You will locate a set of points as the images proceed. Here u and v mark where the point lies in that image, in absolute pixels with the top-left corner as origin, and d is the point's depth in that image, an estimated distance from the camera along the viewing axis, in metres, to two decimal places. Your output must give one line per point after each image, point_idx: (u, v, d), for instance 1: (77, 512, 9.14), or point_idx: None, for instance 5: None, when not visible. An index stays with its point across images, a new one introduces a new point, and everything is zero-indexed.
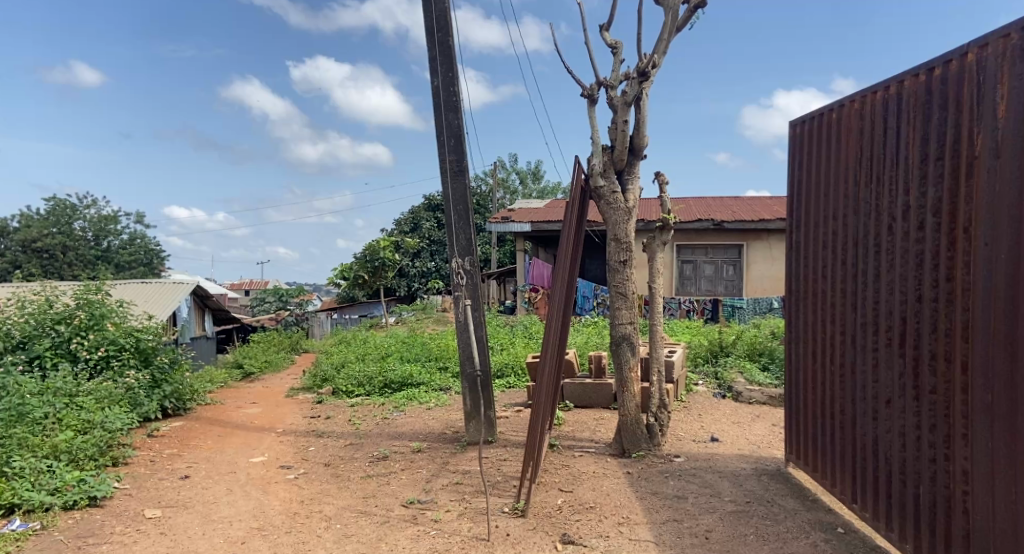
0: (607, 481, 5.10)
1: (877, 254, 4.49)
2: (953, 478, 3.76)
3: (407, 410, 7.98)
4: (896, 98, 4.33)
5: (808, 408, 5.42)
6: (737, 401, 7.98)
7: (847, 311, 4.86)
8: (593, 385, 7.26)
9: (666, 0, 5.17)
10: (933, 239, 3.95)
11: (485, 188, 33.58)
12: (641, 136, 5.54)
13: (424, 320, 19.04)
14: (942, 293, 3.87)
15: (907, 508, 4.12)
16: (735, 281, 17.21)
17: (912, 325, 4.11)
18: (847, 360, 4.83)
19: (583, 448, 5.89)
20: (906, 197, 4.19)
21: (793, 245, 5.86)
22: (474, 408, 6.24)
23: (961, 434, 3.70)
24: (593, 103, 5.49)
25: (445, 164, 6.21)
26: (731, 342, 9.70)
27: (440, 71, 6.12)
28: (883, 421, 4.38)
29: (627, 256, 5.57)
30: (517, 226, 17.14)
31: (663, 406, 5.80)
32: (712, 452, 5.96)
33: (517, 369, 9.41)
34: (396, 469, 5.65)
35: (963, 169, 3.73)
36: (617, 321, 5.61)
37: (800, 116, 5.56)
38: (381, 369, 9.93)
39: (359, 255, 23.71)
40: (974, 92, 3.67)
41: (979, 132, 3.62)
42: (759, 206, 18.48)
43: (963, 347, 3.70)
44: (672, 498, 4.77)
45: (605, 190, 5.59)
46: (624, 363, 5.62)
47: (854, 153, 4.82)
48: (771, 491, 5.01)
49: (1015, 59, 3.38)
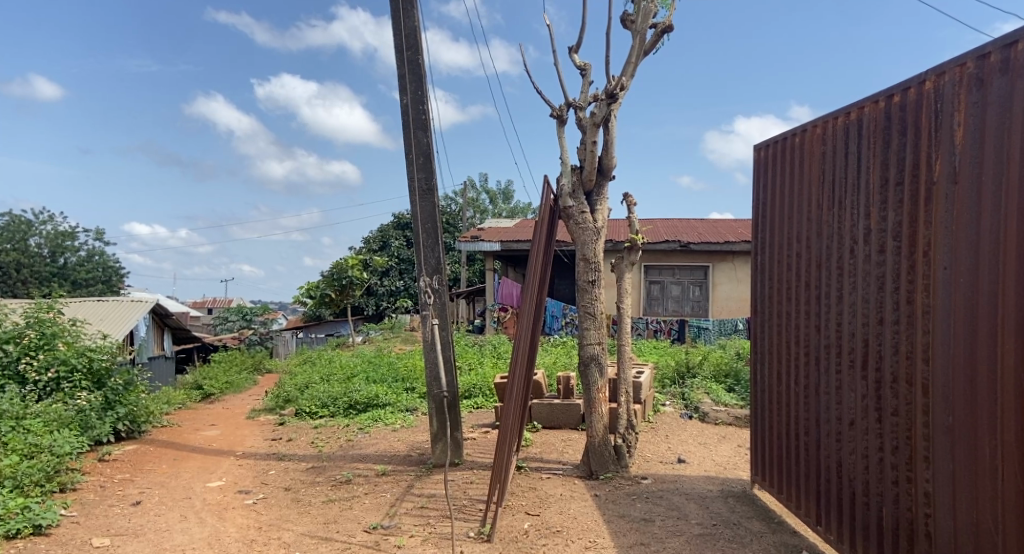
0: (575, 503, 5.04)
1: (840, 276, 4.55)
2: (915, 500, 3.79)
3: (371, 432, 7.85)
4: (858, 123, 4.42)
5: (773, 430, 5.43)
6: (704, 422, 8.02)
7: (811, 333, 4.90)
8: (562, 406, 7.22)
9: (634, 24, 5.22)
10: (894, 261, 4.02)
11: (456, 207, 33.67)
12: (610, 157, 5.56)
13: (393, 340, 18.87)
14: (902, 316, 3.93)
15: (870, 529, 4.14)
16: (702, 302, 17.34)
17: (874, 346, 4.17)
18: (812, 381, 4.86)
19: (551, 470, 5.82)
20: (868, 220, 4.27)
21: (758, 265, 5.92)
22: (441, 430, 6.14)
23: (923, 456, 3.74)
24: (562, 124, 5.49)
25: (413, 182, 6.16)
26: (698, 364, 9.74)
27: (410, 89, 6.11)
28: (847, 443, 4.41)
29: (596, 276, 5.56)
30: (487, 246, 17.13)
31: (631, 427, 5.78)
32: (679, 473, 5.95)
33: (485, 390, 9.34)
34: (359, 492, 5.53)
35: (922, 194, 3.81)
36: (585, 341, 5.57)
37: (764, 139, 5.63)
38: (346, 390, 9.78)
39: (326, 273, 23.39)
40: (930, 120, 3.76)
41: (936, 157, 3.72)
42: (725, 228, 18.72)
43: (923, 369, 3.76)
44: (638, 521, 4.73)
45: (574, 210, 5.59)
46: (593, 385, 5.57)
47: (816, 177, 4.90)
48: (737, 514, 5.00)
49: (972, 87, 3.49)
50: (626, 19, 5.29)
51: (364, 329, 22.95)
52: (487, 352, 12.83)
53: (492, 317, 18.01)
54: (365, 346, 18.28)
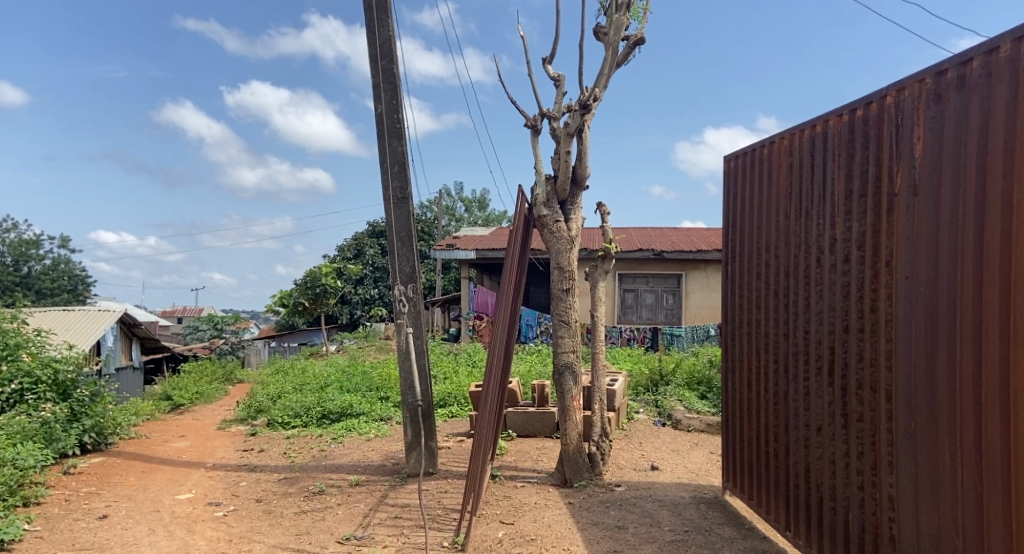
0: (548, 512, 5.03)
1: (807, 285, 4.67)
2: (880, 505, 3.91)
3: (345, 442, 7.79)
4: (822, 136, 4.57)
5: (744, 437, 5.49)
6: (677, 429, 8.07)
7: (779, 341, 5.01)
8: (536, 414, 7.23)
9: (606, 36, 5.28)
10: (858, 271, 4.17)
11: (430, 216, 33.71)
12: (584, 167, 5.57)
13: (367, 348, 18.78)
14: (867, 324, 4.07)
15: (836, 534, 4.24)
16: (675, 310, 17.53)
17: (840, 353, 4.30)
18: (780, 388, 4.95)
19: (526, 478, 5.80)
20: (833, 231, 4.41)
21: (728, 274, 6.00)
22: (416, 439, 6.09)
23: (887, 461, 3.87)
24: (536, 134, 5.49)
25: (388, 191, 6.13)
26: (671, 371, 9.80)
27: (384, 98, 6.09)
28: (814, 449, 4.51)
29: (570, 285, 5.56)
30: (462, 254, 17.17)
31: (605, 435, 5.79)
32: (652, 480, 5.98)
33: (461, 399, 9.32)
34: (332, 503, 5.47)
35: (884, 206, 3.96)
36: (560, 349, 5.54)
37: (734, 150, 5.73)
38: (320, 400, 9.70)
39: (299, 282, 23.16)
40: (892, 133, 3.93)
41: (898, 170, 3.88)
42: (697, 237, 18.98)
43: (887, 376, 3.90)
44: (612, 529, 4.74)
45: (548, 219, 5.56)
46: (567, 392, 5.55)
47: (783, 188, 5.01)
48: (709, 520, 5.03)
49: (929, 102, 3.65)
50: (598, 31, 5.34)
51: (338, 337, 22.72)
52: (463, 361, 12.78)
53: (468, 325, 17.94)
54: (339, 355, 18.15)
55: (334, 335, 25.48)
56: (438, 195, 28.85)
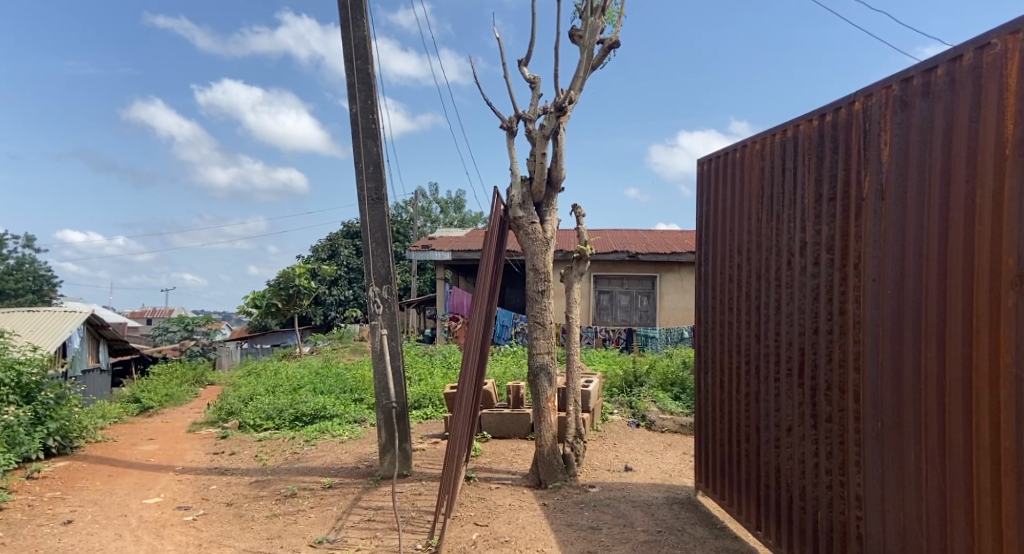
0: (523, 513, 5.03)
1: (778, 287, 4.73)
2: (848, 504, 3.98)
3: (318, 444, 7.71)
4: (793, 140, 4.64)
5: (716, 438, 5.55)
6: (651, 429, 8.13)
7: (750, 342, 5.07)
8: (512, 416, 7.23)
9: (581, 39, 5.31)
10: (827, 274, 4.24)
11: (405, 216, 33.56)
12: (559, 169, 5.59)
13: (341, 350, 18.64)
14: (836, 325, 4.14)
15: (806, 533, 4.30)
16: (649, 311, 17.66)
17: (809, 355, 4.36)
18: (752, 389, 5.01)
19: (500, 480, 5.80)
20: (804, 234, 4.48)
21: (701, 276, 6.05)
22: (389, 441, 6.05)
23: (854, 461, 3.94)
24: (512, 136, 5.50)
25: (363, 192, 6.09)
26: (645, 372, 9.88)
27: (359, 98, 6.05)
28: (785, 449, 4.57)
29: (545, 286, 5.57)
30: (438, 255, 17.11)
31: (579, 436, 5.80)
32: (626, 481, 6.02)
33: (435, 401, 9.29)
34: (305, 506, 5.42)
35: (853, 210, 4.03)
36: (535, 350, 5.55)
37: (707, 154, 5.78)
38: (292, 402, 9.60)
39: (272, 283, 22.90)
40: (860, 138, 4.01)
41: (866, 174, 3.95)
42: (671, 239, 19.16)
43: (855, 377, 3.97)
44: (586, 529, 4.76)
45: (524, 220, 5.58)
46: (542, 394, 5.56)
47: (755, 191, 5.07)
48: (682, 520, 5.07)
49: (896, 108, 3.73)
50: (574, 33, 5.38)
51: (312, 339, 22.52)
52: (438, 362, 12.75)
53: (443, 326, 17.91)
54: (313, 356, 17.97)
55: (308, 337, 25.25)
56: (414, 196, 28.76)
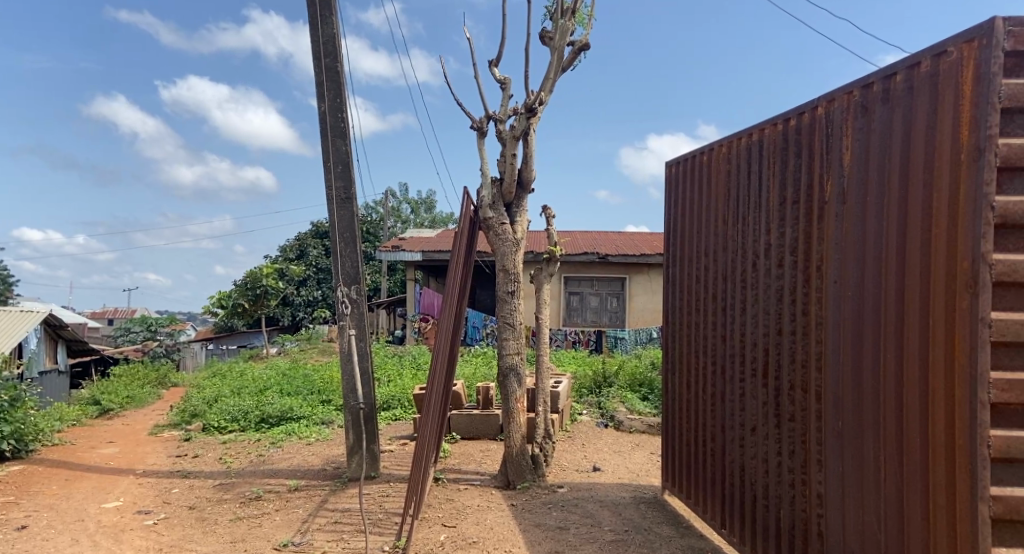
0: (491, 514, 5.03)
1: (743, 289, 4.81)
2: (809, 502, 4.05)
3: (285, 446, 7.61)
4: (758, 144, 4.72)
5: (682, 437, 5.61)
6: (619, 430, 8.19)
7: (716, 343, 5.14)
8: (481, 416, 7.23)
9: (552, 41, 5.32)
10: (791, 276, 4.31)
11: (375, 217, 33.37)
12: (529, 170, 5.60)
13: (309, 351, 18.44)
14: (799, 326, 4.22)
15: (769, 531, 4.37)
16: (619, 313, 17.80)
17: (773, 355, 4.44)
18: (718, 389, 5.07)
19: (469, 481, 5.79)
20: (768, 237, 4.56)
21: (668, 277, 6.12)
22: (357, 443, 6.00)
23: (816, 460, 4.02)
24: (482, 136, 5.50)
25: (331, 191, 6.03)
26: (614, 373, 9.95)
27: (328, 96, 6.00)
28: (749, 448, 4.63)
29: (515, 287, 5.57)
30: (408, 255, 17.06)
31: (549, 437, 5.79)
32: (594, 481, 6.05)
33: (404, 402, 9.25)
34: (270, 509, 5.35)
35: (815, 213, 4.12)
36: (504, 351, 5.55)
37: (675, 156, 5.84)
38: (259, 404, 9.47)
39: (239, 283, 22.57)
40: (822, 143, 4.10)
41: (828, 178, 4.04)
42: (641, 241, 19.35)
43: (817, 377, 4.04)
44: (554, 529, 4.77)
45: (494, 221, 5.59)
46: (511, 394, 5.56)
47: (721, 194, 5.14)
48: (648, 519, 5.11)
49: (857, 114, 3.82)
50: (544, 35, 5.39)
51: (279, 340, 22.25)
52: (407, 363, 12.69)
53: (413, 327, 17.84)
54: (280, 358, 17.73)
55: (275, 338, 24.91)
56: (385, 196, 28.63)
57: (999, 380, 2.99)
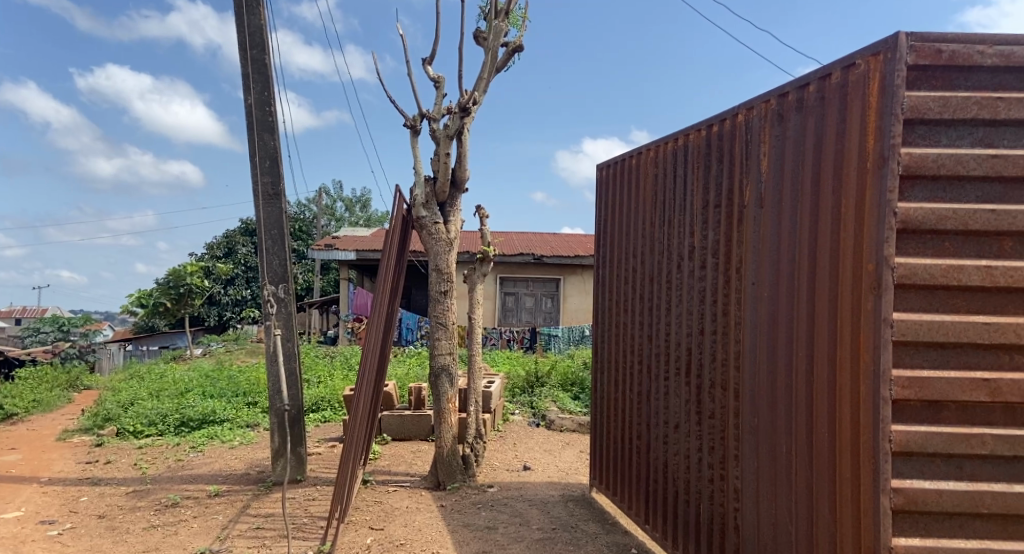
0: (420, 515, 4.99)
1: (669, 290, 4.92)
2: (727, 496, 4.18)
3: (206, 451, 7.37)
4: (683, 149, 4.84)
5: (610, 435, 5.70)
6: (550, 429, 8.26)
7: (644, 343, 5.24)
8: (412, 417, 7.19)
9: (485, 41, 5.32)
10: (712, 277, 4.44)
11: (308, 215, 32.76)
12: (463, 169, 5.60)
13: (235, 352, 17.90)
14: (719, 326, 4.34)
15: (689, 525, 4.48)
16: (553, 313, 17.99)
17: (696, 354, 4.55)
18: (644, 387, 5.17)
19: (398, 483, 5.72)
20: (692, 239, 4.67)
21: (599, 278, 6.21)
22: (283, 446, 5.86)
23: (733, 455, 4.14)
24: (415, 134, 5.45)
25: (258, 187, 5.88)
26: (547, 373, 10.05)
27: (254, 89, 5.83)
28: (672, 445, 4.74)
29: (448, 286, 5.55)
30: (341, 255, 16.80)
31: (480, 437, 5.80)
32: (523, 480, 6.08)
33: (334, 403, 9.11)
34: (187, 516, 5.16)
35: (735, 216, 4.25)
36: (436, 351, 5.51)
37: (605, 159, 5.93)
38: (178, 407, 9.14)
39: (161, 281, 21.77)
40: (742, 148, 4.23)
41: (747, 183, 4.17)
42: (575, 243, 19.66)
43: (735, 375, 4.17)
44: (482, 529, 4.77)
45: (427, 220, 5.53)
46: (442, 395, 5.53)
47: (649, 196, 5.25)
48: (576, 517, 5.17)
49: (774, 121, 3.96)
50: (478, 35, 5.39)
51: (205, 341, 21.54)
52: (338, 364, 12.49)
53: (345, 328, 17.51)
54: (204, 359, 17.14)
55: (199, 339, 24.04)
56: (319, 194, 28.17)
57: (900, 376, 3.14)
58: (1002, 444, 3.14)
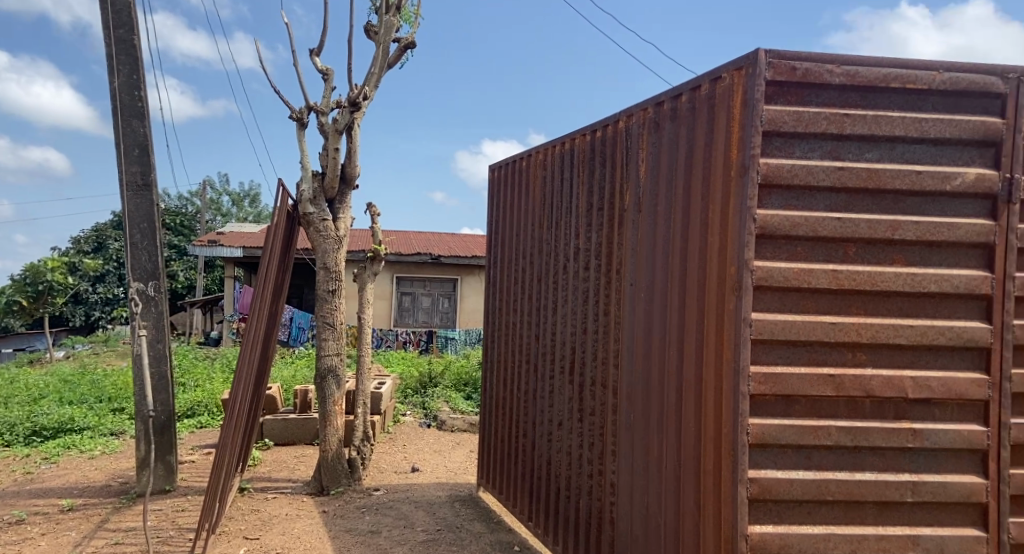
0: (299, 523, 4.82)
1: (555, 290, 5.00)
2: (604, 491, 4.28)
3: (62, 462, 6.82)
4: (570, 153, 4.93)
5: (497, 435, 5.74)
6: (441, 429, 8.23)
7: (531, 342, 5.30)
8: (298, 421, 6.99)
9: (377, 35, 5.21)
10: (595, 278, 4.55)
11: (193, 209, 31.12)
12: (353, 166, 5.47)
13: (105, 355, 16.70)
14: (601, 326, 4.45)
15: (570, 520, 4.57)
16: (451, 313, 18.07)
17: (579, 353, 4.65)
18: (531, 386, 5.23)
19: (278, 489, 5.52)
20: (577, 240, 4.77)
21: (490, 279, 6.24)
22: (149, 456, 5.53)
23: (611, 451, 4.25)
24: (302, 128, 5.27)
25: (125, 176, 5.54)
26: (440, 373, 10.03)
27: (120, 72, 5.47)
28: (556, 442, 4.82)
29: (336, 285, 5.41)
30: (227, 251, 16.11)
31: (367, 440, 5.71)
32: (411, 482, 6.01)
33: (211, 408, 8.72)
34: (34, 534, 4.75)
35: (616, 219, 4.37)
36: (323, 352, 5.35)
37: (496, 160, 5.96)
38: (31, 416, 8.43)
39: (18, 277, 20.04)
40: (622, 154, 4.36)
41: (627, 187, 4.30)
42: (473, 243, 19.81)
43: (614, 373, 4.28)
44: (365, 534, 4.66)
45: (314, 217, 5.34)
46: (329, 397, 5.37)
47: (538, 199, 5.32)
48: (461, 517, 5.16)
49: (650, 129, 4.10)
50: (369, 29, 5.26)
51: (70, 343, 20.04)
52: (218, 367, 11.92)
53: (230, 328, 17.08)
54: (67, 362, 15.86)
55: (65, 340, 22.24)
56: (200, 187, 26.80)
57: (756, 372, 3.30)
58: (845, 434, 3.33)
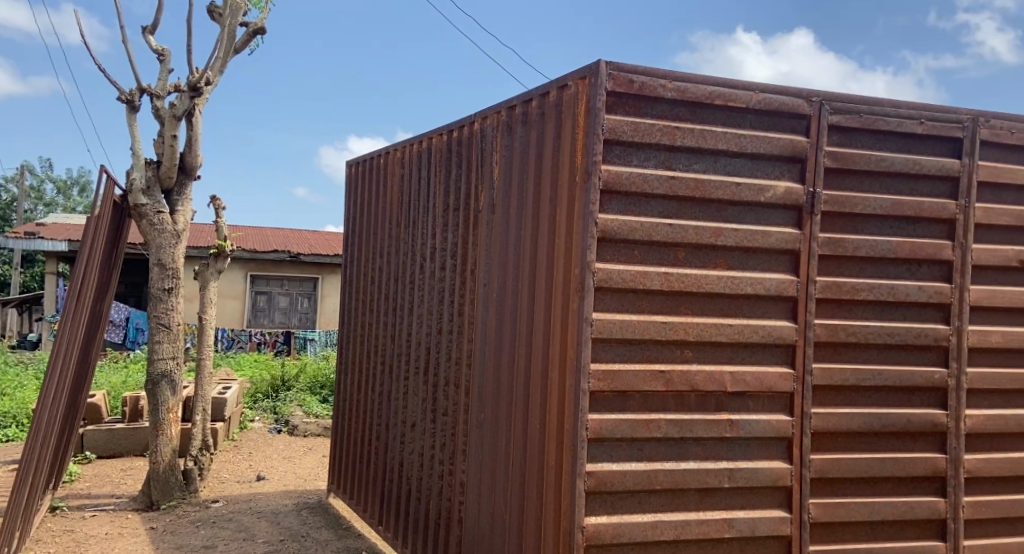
0: (122, 542, 4.41)
1: (412, 290, 4.94)
2: (453, 490, 4.28)
3: None
4: (427, 152, 4.90)
5: (350, 438, 5.58)
6: (293, 435, 7.92)
7: (387, 343, 5.21)
8: (124, 432, 6.98)
9: (221, 18, 4.90)
10: (450, 278, 4.54)
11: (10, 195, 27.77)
12: (193, 156, 5.13)
13: None
14: (455, 326, 4.44)
15: (419, 522, 4.53)
16: (310, 313, 17.58)
17: (434, 353, 4.62)
18: (386, 388, 5.13)
19: (99, 506, 5.05)
20: (434, 240, 4.74)
21: (346, 279, 6.07)
22: None
23: (462, 451, 4.25)
24: (133, 111, 4.87)
25: None
26: (294, 376, 9.67)
27: None
28: (408, 444, 4.76)
29: (174, 284, 5.02)
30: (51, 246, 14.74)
31: (205, 449, 5.40)
32: (254, 492, 5.72)
33: (19, 420, 7.90)
34: None
35: (471, 220, 4.38)
36: (156, 355, 4.97)
37: (355, 157, 5.79)
38: None
39: None
40: (477, 155, 4.38)
41: (481, 188, 4.32)
42: (335, 241, 19.34)
43: (467, 373, 4.29)
44: (198, 549, 4.34)
45: (148, 208, 4.95)
46: (163, 404, 4.98)
47: (396, 197, 5.24)
48: (307, 525, 4.96)
49: (503, 131, 4.15)
50: (212, 10, 4.94)
51: None
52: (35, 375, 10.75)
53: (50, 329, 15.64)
54: None
55: None
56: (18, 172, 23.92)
57: (596, 370, 3.31)
58: (672, 427, 3.44)
